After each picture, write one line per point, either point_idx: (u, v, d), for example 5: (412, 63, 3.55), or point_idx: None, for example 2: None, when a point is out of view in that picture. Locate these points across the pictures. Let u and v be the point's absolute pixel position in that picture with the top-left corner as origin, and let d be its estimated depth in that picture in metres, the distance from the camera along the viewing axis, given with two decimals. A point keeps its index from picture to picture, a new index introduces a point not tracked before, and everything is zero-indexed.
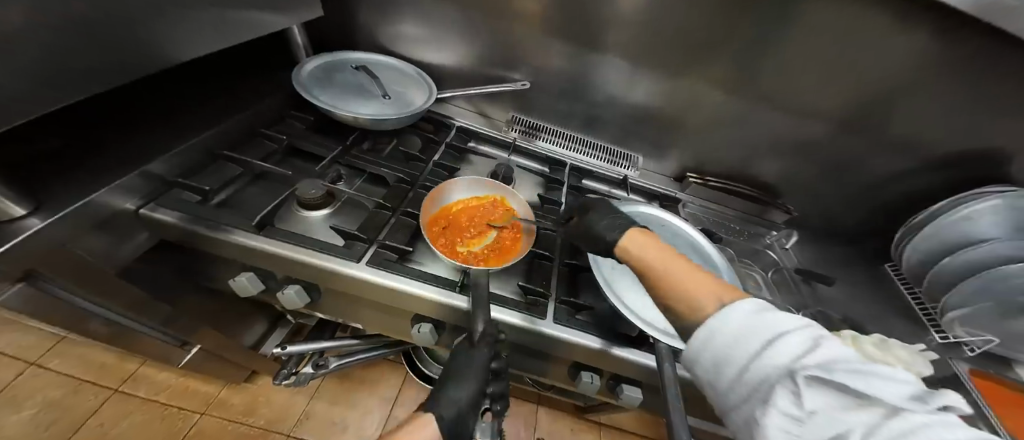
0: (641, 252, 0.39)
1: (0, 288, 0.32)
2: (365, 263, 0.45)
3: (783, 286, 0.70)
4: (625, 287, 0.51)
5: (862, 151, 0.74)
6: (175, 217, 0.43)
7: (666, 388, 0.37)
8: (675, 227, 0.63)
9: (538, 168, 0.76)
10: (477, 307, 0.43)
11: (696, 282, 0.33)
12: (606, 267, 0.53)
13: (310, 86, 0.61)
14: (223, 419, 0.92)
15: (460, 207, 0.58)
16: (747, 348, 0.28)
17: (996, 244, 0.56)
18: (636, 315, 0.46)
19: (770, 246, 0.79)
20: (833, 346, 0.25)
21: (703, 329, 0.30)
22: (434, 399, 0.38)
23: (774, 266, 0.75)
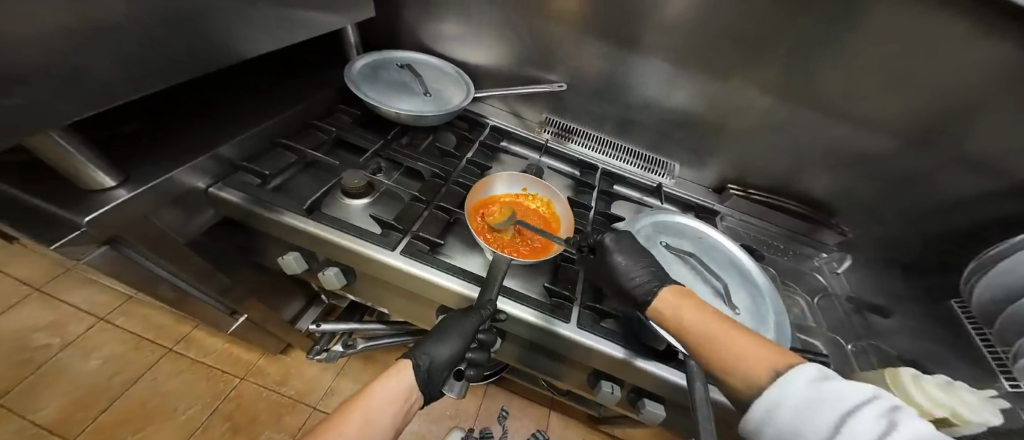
0: (676, 314, 0.39)
1: (88, 248, 0.37)
2: (399, 252, 0.47)
3: (825, 312, 0.65)
4: None
5: (930, 171, 0.67)
6: (237, 197, 0.47)
7: (695, 411, 0.36)
8: (712, 241, 0.61)
9: (569, 171, 0.76)
10: (472, 317, 0.41)
11: (748, 347, 0.32)
12: None
13: (358, 81, 0.65)
14: (259, 386, 1.00)
15: (505, 200, 0.60)
16: (821, 425, 0.26)
17: None
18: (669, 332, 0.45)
19: (817, 268, 0.74)
20: (912, 424, 0.23)
21: (765, 399, 0.29)
22: (405, 409, 0.39)
23: (819, 290, 0.70)
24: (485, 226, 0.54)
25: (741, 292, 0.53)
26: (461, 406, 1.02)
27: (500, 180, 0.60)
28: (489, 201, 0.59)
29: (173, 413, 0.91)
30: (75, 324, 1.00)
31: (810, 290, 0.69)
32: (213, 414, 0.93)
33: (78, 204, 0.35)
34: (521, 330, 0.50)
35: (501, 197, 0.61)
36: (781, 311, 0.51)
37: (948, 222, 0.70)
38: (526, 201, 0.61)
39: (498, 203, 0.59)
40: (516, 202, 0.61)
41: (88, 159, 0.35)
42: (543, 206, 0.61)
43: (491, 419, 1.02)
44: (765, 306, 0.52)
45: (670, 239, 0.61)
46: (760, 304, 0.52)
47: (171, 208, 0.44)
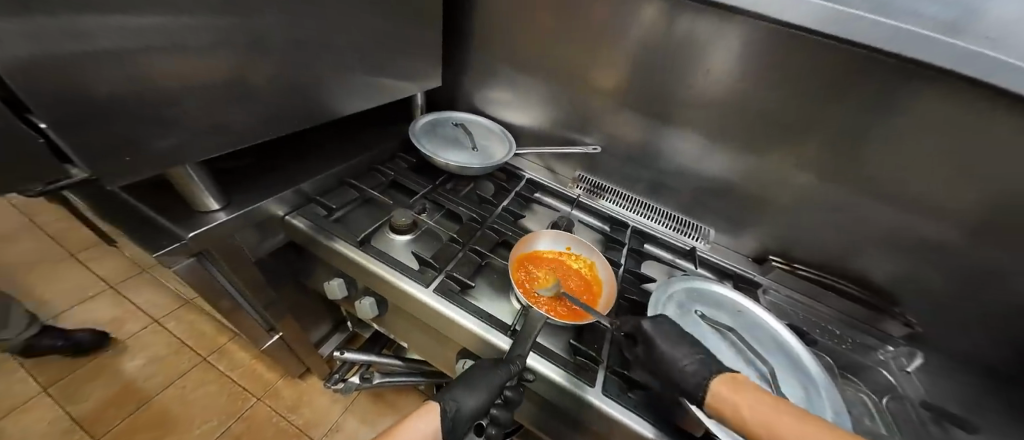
0: (738, 399, 0.38)
1: (182, 259, 0.43)
2: (432, 289, 0.50)
3: (891, 415, 0.57)
4: None
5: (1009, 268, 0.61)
6: (305, 225, 0.54)
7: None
8: (753, 317, 0.57)
9: (598, 226, 0.78)
10: (499, 370, 0.41)
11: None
12: None
13: (418, 134, 0.74)
14: (272, 410, 1.01)
15: (550, 257, 0.62)
16: None
17: None
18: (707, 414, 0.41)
19: (883, 363, 0.65)
20: None
21: None
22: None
23: (888, 390, 0.61)
24: (529, 280, 0.56)
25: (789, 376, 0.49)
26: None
27: (546, 236, 0.63)
28: (533, 255, 0.62)
29: (191, 425, 0.93)
30: (131, 323, 1.09)
31: (878, 390, 0.60)
32: (226, 431, 0.94)
33: (187, 221, 0.43)
34: (545, 388, 0.48)
35: (545, 253, 0.63)
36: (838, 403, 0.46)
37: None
38: (569, 261, 0.62)
39: (541, 259, 0.61)
40: (559, 260, 0.62)
41: (205, 186, 0.43)
42: (586, 268, 0.61)
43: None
44: (819, 396, 0.47)
45: (706, 308, 0.58)
46: (811, 392, 0.47)
47: (252, 230, 0.51)
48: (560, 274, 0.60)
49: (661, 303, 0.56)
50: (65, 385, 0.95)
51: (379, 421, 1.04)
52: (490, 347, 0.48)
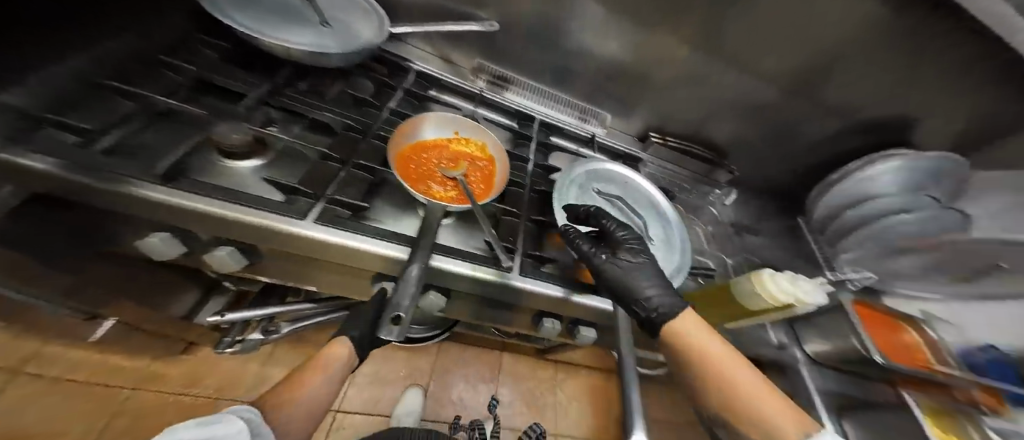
0: (696, 339, 0.43)
1: None
2: (312, 221, 0.40)
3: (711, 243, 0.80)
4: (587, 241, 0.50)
5: (805, 118, 0.79)
6: (50, 165, 0.32)
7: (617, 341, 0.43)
8: (637, 186, 0.62)
9: (507, 123, 0.72)
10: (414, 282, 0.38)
11: (751, 384, 0.40)
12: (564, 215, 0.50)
13: (222, 4, 0.49)
14: (161, 391, 0.84)
15: (435, 144, 0.53)
16: None
17: (881, 200, 0.70)
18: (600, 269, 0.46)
19: (710, 202, 0.85)
20: None
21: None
22: (349, 364, 0.39)
23: (712, 220, 0.83)
24: (432, 190, 0.48)
25: (657, 226, 0.58)
26: (412, 367, 1.01)
27: (426, 121, 0.53)
28: (417, 146, 0.52)
29: None
30: None
31: (708, 221, 0.82)
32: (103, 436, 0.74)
33: None
34: (462, 287, 0.47)
35: (429, 142, 0.54)
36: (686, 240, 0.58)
37: (805, 159, 0.87)
38: (460, 146, 0.55)
39: (428, 148, 0.53)
40: (447, 145, 0.54)
41: None
42: (479, 151, 0.55)
43: (444, 371, 1.03)
44: (678, 245, 0.57)
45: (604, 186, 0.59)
46: (671, 240, 0.57)
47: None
48: (451, 159, 0.52)
49: (562, 188, 0.54)
50: None
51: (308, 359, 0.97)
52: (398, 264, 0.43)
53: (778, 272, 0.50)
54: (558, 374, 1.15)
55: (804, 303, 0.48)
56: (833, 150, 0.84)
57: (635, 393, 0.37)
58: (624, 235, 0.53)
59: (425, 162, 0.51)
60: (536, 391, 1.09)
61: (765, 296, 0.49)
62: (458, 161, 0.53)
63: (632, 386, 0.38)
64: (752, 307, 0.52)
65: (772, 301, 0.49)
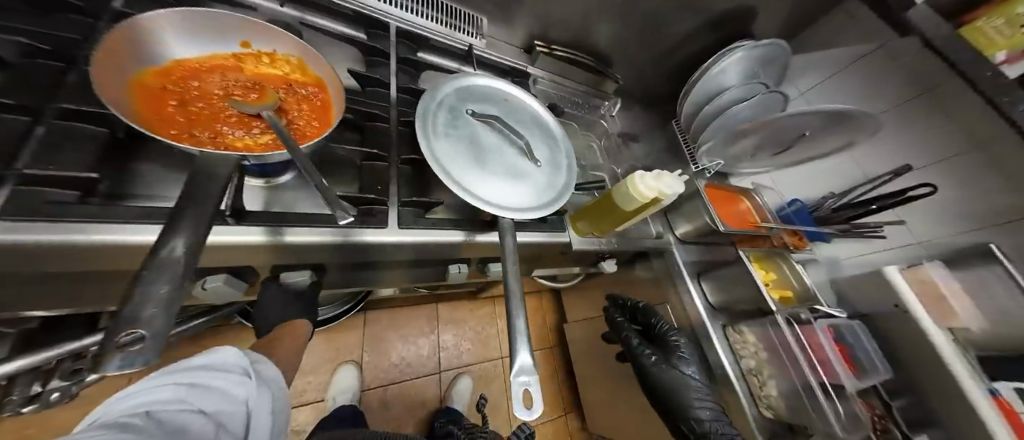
0: None
1: None
2: (3, 222, 0.25)
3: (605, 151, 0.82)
4: (467, 174, 0.43)
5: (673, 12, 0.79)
6: None
7: (503, 260, 0.40)
8: (518, 101, 0.55)
9: (350, 35, 0.54)
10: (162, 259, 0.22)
11: None
12: (436, 147, 0.42)
13: None
14: None
15: (217, 67, 0.38)
16: None
17: (734, 89, 0.78)
18: (482, 202, 0.41)
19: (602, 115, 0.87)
20: None
21: None
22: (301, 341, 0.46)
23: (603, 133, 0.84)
24: (220, 134, 0.34)
25: (540, 140, 0.54)
26: (336, 346, 0.88)
27: (191, 31, 0.36)
28: (186, 71, 0.37)
29: None
30: None
31: (601, 134, 0.84)
32: None
33: None
34: (325, 257, 0.40)
35: (209, 64, 0.38)
36: (570, 148, 0.56)
37: (674, 57, 0.90)
38: (263, 68, 0.40)
39: (205, 74, 0.37)
40: (241, 68, 0.39)
41: None
42: (297, 73, 0.41)
43: (377, 338, 0.92)
44: (564, 158, 0.55)
45: (479, 105, 0.51)
46: (558, 155, 0.55)
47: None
48: (248, 87, 0.38)
49: (427, 111, 0.44)
50: None
51: None
52: (230, 248, 0.34)
53: (646, 173, 0.55)
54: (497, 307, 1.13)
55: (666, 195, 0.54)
56: (696, 45, 0.88)
57: (521, 316, 0.35)
58: (508, 158, 0.48)
59: (202, 94, 0.36)
60: (480, 325, 1.07)
61: (636, 196, 0.54)
62: (260, 88, 0.38)
63: (518, 309, 0.36)
64: (627, 208, 0.56)
65: (641, 198, 0.54)
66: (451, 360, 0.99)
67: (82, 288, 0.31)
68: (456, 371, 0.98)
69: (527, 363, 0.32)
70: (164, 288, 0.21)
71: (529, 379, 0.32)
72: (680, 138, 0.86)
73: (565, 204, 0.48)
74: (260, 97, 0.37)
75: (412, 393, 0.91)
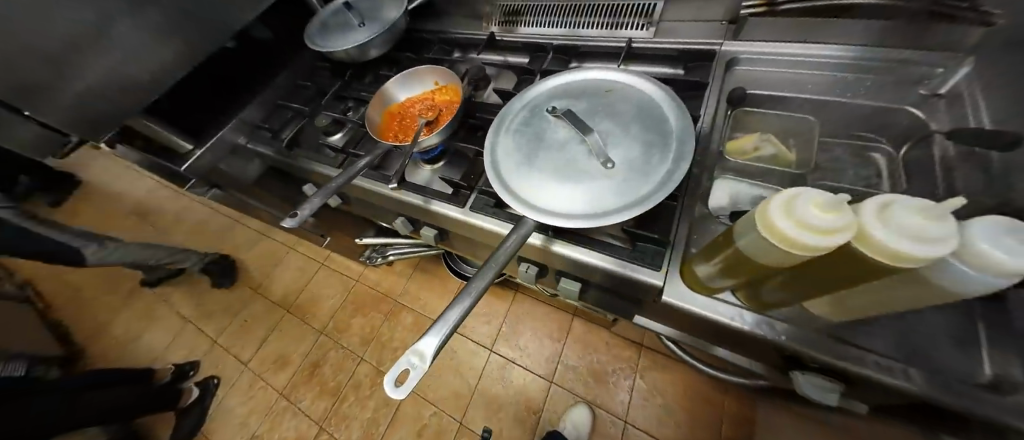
0: None
1: (201, 187, 0.77)
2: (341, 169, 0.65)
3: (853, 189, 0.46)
4: (512, 164, 0.46)
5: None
6: (267, 149, 0.74)
7: (496, 251, 0.38)
8: (626, 95, 0.48)
9: (518, 60, 0.71)
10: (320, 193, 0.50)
11: None
12: (498, 140, 0.48)
13: (315, 36, 0.76)
14: (367, 286, 1.32)
15: (420, 97, 0.65)
16: None
17: None
18: (505, 190, 0.43)
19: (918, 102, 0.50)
20: None
21: None
22: None
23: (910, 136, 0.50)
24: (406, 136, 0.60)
25: (635, 142, 0.43)
26: None
27: (413, 79, 0.65)
28: (406, 101, 0.66)
29: (327, 300, 1.34)
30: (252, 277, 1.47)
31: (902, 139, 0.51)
32: (344, 302, 1.31)
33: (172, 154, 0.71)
34: (443, 222, 0.58)
35: (417, 96, 0.66)
36: (681, 155, 0.40)
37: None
38: (440, 95, 0.65)
39: (414, 102, 0.65)
40: (430, 97, 0.65)
41: (162, 125, 0.67)
42: (454, 96, 0.63)
43: (520, 317, 1.08)
44: (662, 164, 0.41)
45: (572, 101, 0.50)
46: (654, 158, 0.42)
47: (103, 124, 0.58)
48: (428, 108, 0.63)
49: (509, 113, 0.51)
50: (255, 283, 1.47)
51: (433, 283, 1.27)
52: (401, 202, 0.60)
53: (821, 195, 0.28)
54: (640, 360, 0.95)
55: (894, 253, 0.25)
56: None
57: (456, 311, 0.34)
58: (570, 154, 0.45)
59: (407, 114, 0.64)
60: (611, 366, 0.96)
61: (782, 239, 0.29)
62: (433, 108, 0.63)
63: (463, 302, 0.35)
64: (771, 257, 0.32)
65: (794, 246, 0.28)
66: (568, 381, 0.97)
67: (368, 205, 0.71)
68: (569, 393, 0.95)
69: (424, 349, 0.32)
70: (318, 197, 0.49)
71: (416, 364, 0.31)
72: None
73: (610, 222, 0.38)
74: (428, 114, 0.61)
75: (525, 380, 1.00)
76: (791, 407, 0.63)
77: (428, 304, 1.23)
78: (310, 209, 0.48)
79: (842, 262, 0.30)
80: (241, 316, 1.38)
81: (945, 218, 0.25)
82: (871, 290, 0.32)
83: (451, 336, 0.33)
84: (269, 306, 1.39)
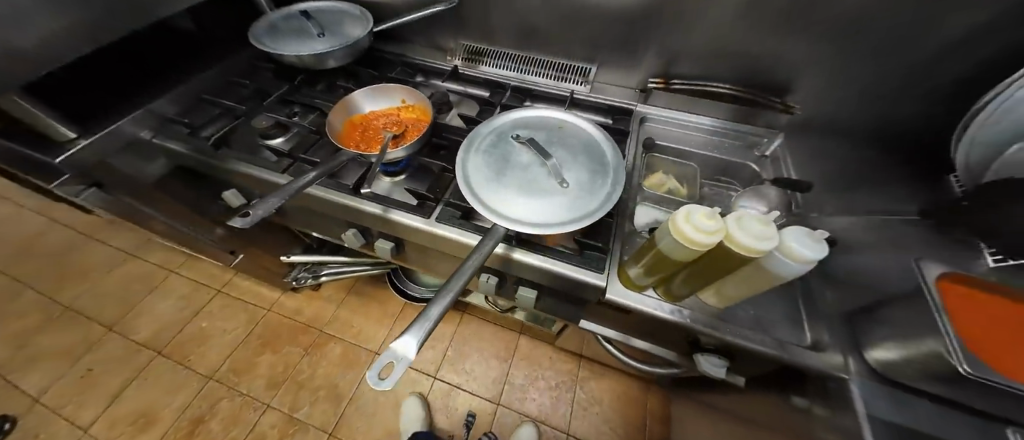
0: None
1: (79, 189, 0.59)
2: (286, 174, 0.61)
3: None
4: (481, 178, 0.52)
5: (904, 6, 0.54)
6: (177, 146, 0.64)
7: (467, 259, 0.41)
8: (574, 131, 0.59)
9: (478, 93, 0.80)
10: (278, 193, 0.47)
11: None
12: (469, 158, 0.54)
13: (262, 36, 0.73)
14: (282, 316, 1.16)
15: (385, 111, 0.68)
16: None
17: None
18: (477, 200, 0.48)
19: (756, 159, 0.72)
20: None
21: None
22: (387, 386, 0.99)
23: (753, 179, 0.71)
24: (368, 146, 0.62)
25: (583, 168, 0.54)
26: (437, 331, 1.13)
27: (380, 93, 0.68)
28: (369, 113, 0.68)
29: (222, 337, 1.12)
30: (108, 312, 1.15)
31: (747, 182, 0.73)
32: (252, 333, 1.13)
33: (50, 147, 0.54)
34: (402, 231, 0.60)
35: (381, 110, 0.68)
36: (618, 180, 0.52)
37: (931, 79, 0.58)
38: (406, 112, 0.68)
39: (378, 115, 0.67)
40: (395, 112, 0.68)
41: (43, 109, 0.53)
42: (421, 115, 0.67)
43: (464, 339, 1.08)
44: (606, 186, 0.52)
45: (531, 132, 0.59)
46: (600, 180, 0.52)
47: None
48: (393, 123, 0.66)
49: (478, 136, 0.57)
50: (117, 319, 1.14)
51: (365, 309, 1.19)
52: (357, 212, 0.59)
53: (705, 209, 0.39)
54: (580, 371, 1.04)
55: (749, 247, 0.37)
56: (973, 56, 0.54)
57: (439, 307, 0.35)
58: (532, 174, 0.53)
59: (371, 125, 0.66)
60: (555, 381, 1.02)
61: (684, 240, 0.39)
62: (399, 124, 0.66)
63: (442, 300, 0.36)
64: (679, 253, 0.42)
65: (692, 244, 0.39)
66: (512, 399, 1.00)
67: (313, 214, 0.67)
68: (512, 413, 0.97)
69: (405, 344, 0.31)
70: (275, 198, 0.46)
71: (400, 357, 0.31)
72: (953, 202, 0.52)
73: (568, 229, 0.45)
74: (394, 128, 0.64)
75: (471, 404, 0.99)
76: (694, 394, 0.78)
77: (360, 331, 1.14)
78: (264, 209, 0.44)
79: (719, 257, 0.42)
80: (86, 363, 1.05)
81: (771, 225, 0.38)
82: (743, 278, 0.45)
83: (431, 334, 0.33)
84: (133, 349, 1.08)
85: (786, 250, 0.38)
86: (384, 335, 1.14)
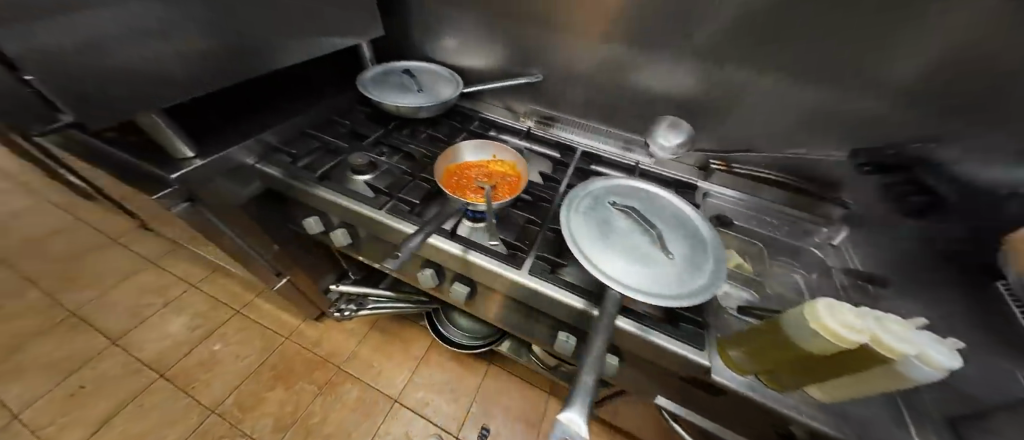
0: None
1: (176, 202, 0.56)
2: (383, 210, 0.62)
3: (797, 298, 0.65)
4: (585, 238, 0.53)
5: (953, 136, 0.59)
6: (276, 171, 0.66)
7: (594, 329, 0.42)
8: (663, 203, 0.63)
9: (550, 153, 0.85)
10: (415, 236, 0.51)
11: None
12: (571, 218, 0.56)
13: (367, 85, 0.79)
14: (301, 347, 1.10)
15: (475, 163, 0.73)
16: None
17: None
18: (587, 261, 0.49)
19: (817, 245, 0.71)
20: None
21: None
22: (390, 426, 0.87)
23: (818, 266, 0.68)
24: (467, 194, 0.65)
25: (680, 240, 0.56)
26: (462, 383, 1.06)
27: (473, 148, 0.73)
28: (461, 164, 0.72)
29: (232, 365, 1.03)
30: (115, 322, 1.08)
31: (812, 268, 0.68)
32: (265, 362, 1.05)
33: (169, 165, 0.54)
34: (484, 278, 0.59)
35: (472, 162, 0.73)
36: (718, 256, 0.54)
37: None
38: (495, 167, 0.73)
39: (469, 166, 0.72)
40: (485, 165, 0.73)
41: (176, 130, 0.54)
42: (510, 171, 0.72)
43: (490, 397, 1.04)
44: (707, 261, 0.53)
45: (622, 199, 0.63)
46: (698, 255, 0.54)
47: (121, 117, 0.45)
48: (485, 175, 0.70)
49: (576, 197, 0.60)
50: (122, 330, 1.06)
51: (388, 349, 1.13)
52: (444, 253, 0.60)
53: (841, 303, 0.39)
54: None
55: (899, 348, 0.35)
56: None
57: (589, 376, 0.35)
58: (633, 241, 0.54)
59: (465, 175, 0.69)
60: None
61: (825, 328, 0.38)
62: (490, 176, 0.70)
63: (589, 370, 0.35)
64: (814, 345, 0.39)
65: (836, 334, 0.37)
66: None
67: (395, 251, 0.67)
68: None
69: (573, 418, 0.31)
70: (413, 243, 0.49)
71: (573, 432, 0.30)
72: (1010, 308, 0.47)
73: (684, 303, 0.46)
74: (489, 180, 0.68)
75: None
76: None
77: (380, 374, 1.07)
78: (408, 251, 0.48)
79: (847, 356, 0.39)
80: (79, 379, 0.96)
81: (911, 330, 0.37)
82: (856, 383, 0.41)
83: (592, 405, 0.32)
84: (135, 367, 0.99)
85: (928, 358, 0.35)
86: (403, 381, 1.06)
